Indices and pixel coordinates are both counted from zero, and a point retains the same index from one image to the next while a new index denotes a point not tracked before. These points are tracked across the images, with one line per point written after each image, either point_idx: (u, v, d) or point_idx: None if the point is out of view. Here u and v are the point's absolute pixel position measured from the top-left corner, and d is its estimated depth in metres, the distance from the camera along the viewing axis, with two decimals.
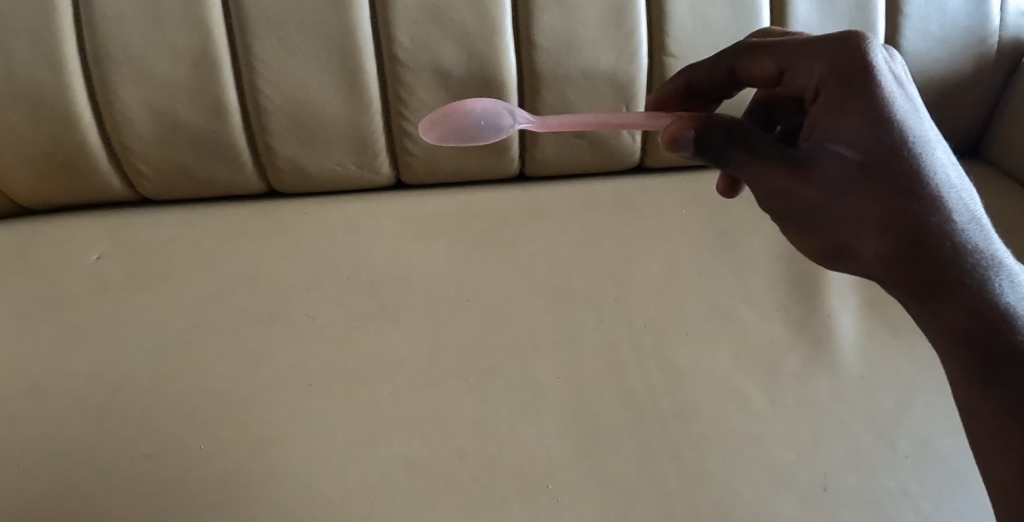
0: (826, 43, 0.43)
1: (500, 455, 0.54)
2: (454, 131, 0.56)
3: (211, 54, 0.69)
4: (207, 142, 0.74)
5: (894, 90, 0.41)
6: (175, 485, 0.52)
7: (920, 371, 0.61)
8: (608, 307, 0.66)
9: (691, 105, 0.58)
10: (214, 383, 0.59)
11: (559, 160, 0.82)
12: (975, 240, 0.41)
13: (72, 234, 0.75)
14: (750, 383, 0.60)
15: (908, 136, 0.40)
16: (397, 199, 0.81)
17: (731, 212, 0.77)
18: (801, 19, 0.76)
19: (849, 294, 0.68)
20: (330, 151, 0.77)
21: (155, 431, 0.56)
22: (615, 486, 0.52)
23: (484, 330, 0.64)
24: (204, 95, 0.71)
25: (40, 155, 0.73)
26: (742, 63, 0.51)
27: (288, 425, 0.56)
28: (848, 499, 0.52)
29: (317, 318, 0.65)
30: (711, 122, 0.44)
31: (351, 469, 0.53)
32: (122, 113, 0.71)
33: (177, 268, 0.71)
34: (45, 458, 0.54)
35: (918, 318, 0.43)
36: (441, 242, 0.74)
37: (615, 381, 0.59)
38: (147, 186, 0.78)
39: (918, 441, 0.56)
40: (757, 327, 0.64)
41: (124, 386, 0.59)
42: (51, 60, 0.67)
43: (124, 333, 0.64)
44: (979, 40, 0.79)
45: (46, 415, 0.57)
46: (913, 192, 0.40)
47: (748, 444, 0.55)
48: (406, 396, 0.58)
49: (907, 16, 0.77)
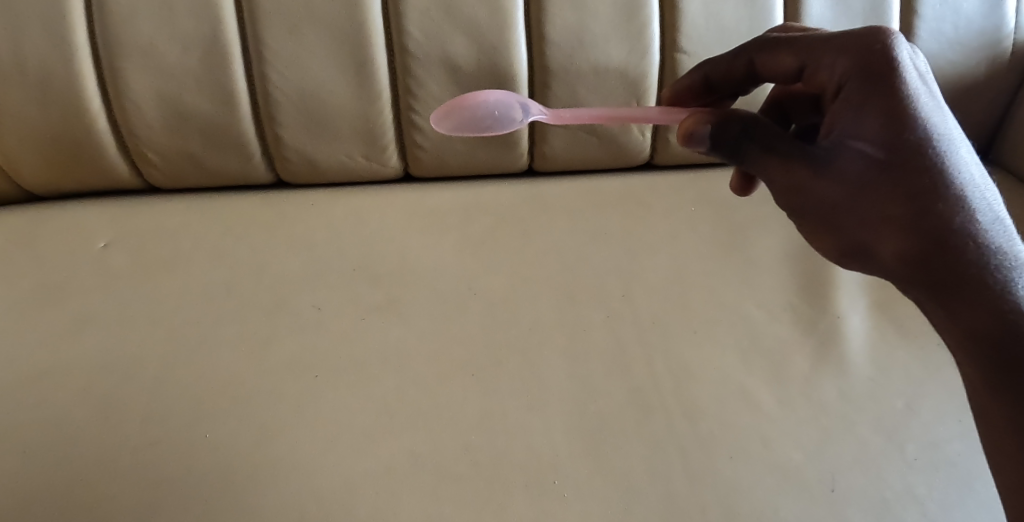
0: (850, 38, 0.42)
1: (506, 448, 0.54)
2: (468, 122, 0.55)
3: (220, 43, 0.69)
4: (215, 132, 0.74)
5: (918, 86, 0.41)
6: (179, 473, 0.52)
7: (929, 373, 0.60)
8: (616, 304, 0.66)
9: (706, 100, 0.57)
10: (220, 374, 0.59)
11: (568, 156, 0.81)
12: (997, 241, 0.41)
13: (78, 221, 0.75)
14: (759, 382, 0.59)
15: (932, 133, 0.40)
16: (405, 191, 0.80)
17: (741, 210, 0.77)
18: (814, 18, 0.75)
19: (859, 295, 0.67)
20: (339, 143, 0.76)
21: (160, 420, 0.55)
22: (622, 483, 0.52)
23: (490, 324, 0.63)
24: (214, 86, 0.71)
25: (48, 142, 0.72)
26: (760, 58, 0.50)
27: (294, 415, 0.56)
28: (856, 499, 0.52)
29: (324, 309, 0.65)
30: (729, 117, 0.44)
31: (356, 462, 0.53)
32: (132, 101, 0.71)
33: (183, 257, 0.71)
34: (50, 446, 0.54)
35: (936, 319, 0.43)
36: (448, 236, 0.73)
37: (623, 377, 0.59)
38: (156, 175, 0.77)
39: (927, 443, 0.55)
40: (765, 326, 0.64)
41: (129, 373, 0.59)
42: (60, 45, 0.67)
43: (129, 321, 0.64)
44: (993, 43, 0.79)
45: (51, 402, 0.57)
46: (934, 191, 0.40)
47: (756, 444, 0.55)
48: (412, 389, 0.58)
49: (922, 16, 0.77)
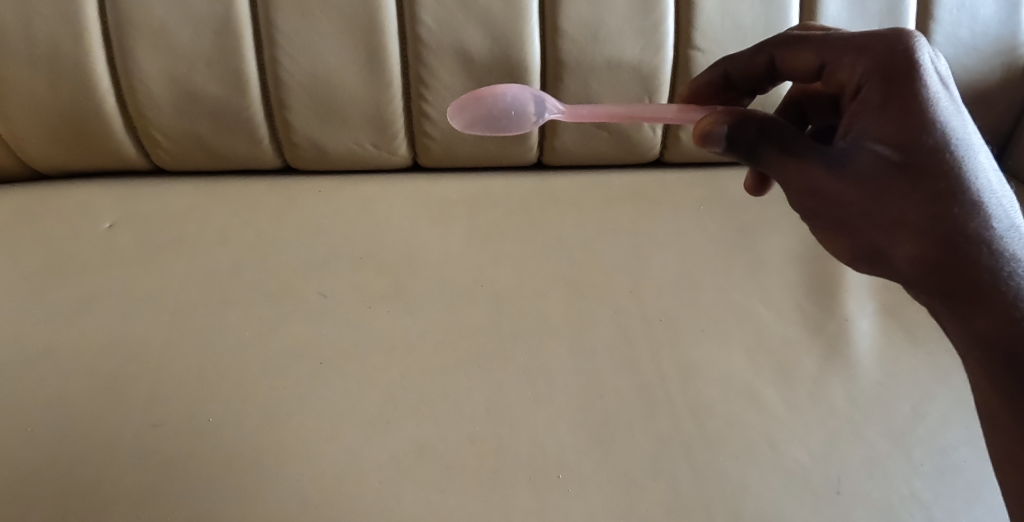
0: (872, 38, 0.42)
1: (512, 441, 0.54)
2: (484, 118, 0.55)
3: (233, 26, 0.68)
4: (224, 115, 0.73)
5: (938, 90, 0.40)
6: (182, 456, 0.52)
7: (938, 380, 0.60)
8: (624, 299, 0.65)
9: (724, 98, 0.57)
10: (224, 358, 0.59)
11: (579, 150, 0.81)
12: (1012, 249, 0.40)
13: (83, 201, 0.75)
14: (766, 382, 0.59)
15: (950, 137, 0.40)
16: (413, 181, 0.80)
17: (750, 210, 0.77)
18: (832, 18, 0.75)
19: (868, 299, 0.67)
20: (348, 130, 0.76)
21: (164, 402, 0.55)
22: (625, 479, 0.52)
23: (497, 316, 0.63)
24: (223, 67, 0.70)
25: (55, 120, 0.72)
26: (781, 55, 0.50)
27: (298, 402, 0.56)
28: (861, 503, 0.52)
29: (330, 297, 0.65)
30: (746, 117, 0.43)
31: (360, 451, 0.53)
32: (140, 81, 0.70)
33: (189, 240, 0.70)
34: (52, 425, 0.53)
35: (947, 326, 0.43)
36: (456, 227, 0.73)
37: (629, 373, 0.59)
38: (163, 156, 0.77)
39: (934, 449, 0.55)
40: (774, 327, 0.64)
41: (133, 355, 0.59)
42: (71, 23, 0.67)
43: (134, 303, 0.63)
44: (1008, 49, 0.79)
45: (54, 381, 0.56)
46: (951, 195, 0.39)
47: (763, 445, 0.55)
48: (417, 379, 0.58)
49: (938, 21, 0.76)
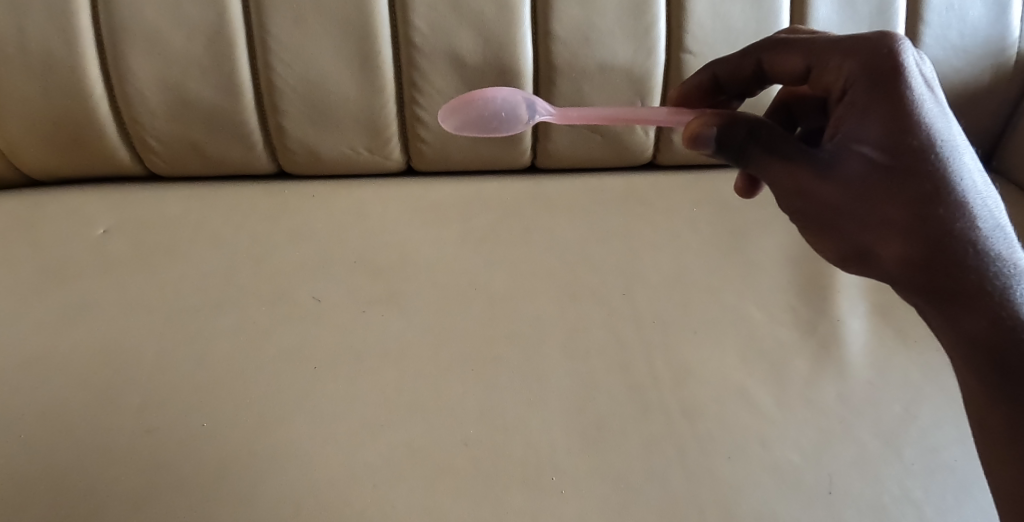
0: (857, 41, 0.42)
1: (505, 443, 0.54)
2: (475, 121, 0.56)
3: (226, 32, 0.69)
4: (218, 120, 0.73)
5: (924, 92, 0.41)
6: (176, 460, 0.52)
7: (929, 380, 0.60)
8: (617, 302, 0.66)
9: (714, 101, 0.57)
10: (218, 362, 0.59)
11: (572, 153, 0.81)
12: (998, 249, 0.41)
13: (78, 206, 0.75)
14: (758, 383, 0.59)
15: (935, 138, 0.40)
16: (406, 185, 0.80)
17: (742, 212, 0.77)
18: (822, 21, 0.75)
19: (860, 299, 0.67)
20: (341, 134, 0.76)
21: (158, 407, 0.55)
22: (618, 481, 0.52)
23: (492, 319, 0.63)
24: (217, 73, 0.70)
25: (49, 126, 0.72)
26: (768, 57, 0.50)
27: (292, 406, 0.56)
28: (853, 502, 0.52)
29: (324, 301, 0.65)
30: (734, 120, 0.44)
31: (354, 454, 0.53)
32: (134, 87, 0.70)
33: (183, 245, 0.70)
34: (46, 430, 0.53)
35: (935, 326, 0.43)
36: (449, 230, 0.73)
37: (623, 375, 0.59)
38: (157, 162, 0.77)
39: (925, 448, 0.55)
40: (766, 328, 0.64)
41: (128, 360, 0.59)
42: (65, 31, 0.67)
43: (129, 308, 0.64)
44: (998, 50, 0.79)
45: (48, 387, 0.56)
46: (937, 195, 0.40)
47: (756, 445, 0.55)
48: (412, 382, 0.58)
49: (928, 23, 0.77)
